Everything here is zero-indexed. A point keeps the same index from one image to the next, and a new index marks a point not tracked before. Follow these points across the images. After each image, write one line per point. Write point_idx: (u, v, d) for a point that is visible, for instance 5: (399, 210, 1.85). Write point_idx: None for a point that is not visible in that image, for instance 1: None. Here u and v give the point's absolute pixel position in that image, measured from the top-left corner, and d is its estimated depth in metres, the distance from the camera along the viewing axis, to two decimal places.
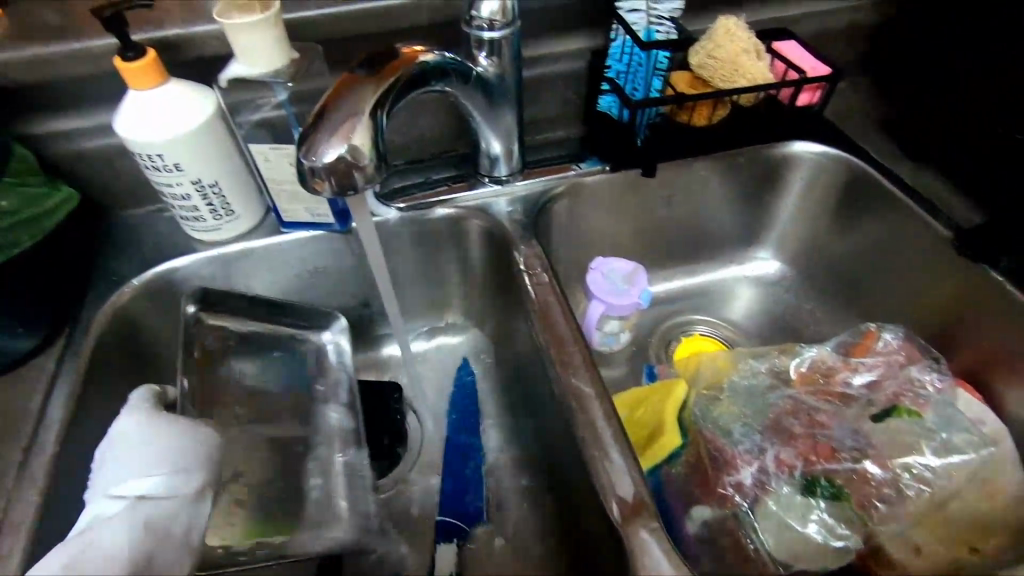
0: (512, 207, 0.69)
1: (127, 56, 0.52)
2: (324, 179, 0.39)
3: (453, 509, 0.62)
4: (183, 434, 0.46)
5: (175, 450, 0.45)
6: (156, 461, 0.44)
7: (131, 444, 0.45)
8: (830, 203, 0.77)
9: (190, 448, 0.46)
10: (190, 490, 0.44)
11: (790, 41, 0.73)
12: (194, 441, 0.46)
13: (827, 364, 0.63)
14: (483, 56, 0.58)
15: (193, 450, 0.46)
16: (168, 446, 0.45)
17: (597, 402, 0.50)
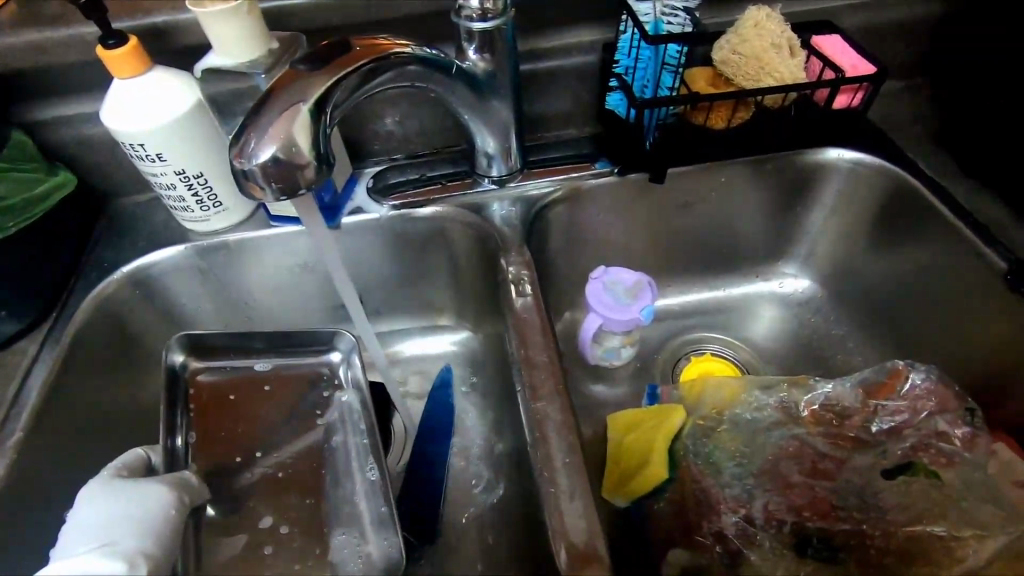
0: (508, 210, 0.65)
1: (108, 44, 0.51)
2: (262, 185, 0.37)
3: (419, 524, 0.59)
4: (131, 507, 0.46)
5: (121, 520, 0.44)
6: (97, 536, 0.43)
7: (81, 523, 0.44)
8: (868, 218, 0.69)
9: (138, 519, 0.45)
10: (123, 559, 0.41)
11: (832, 36, 0.65)
12: (140, 513, 0.45)
13: (843, 403, 0.55)
14: (473, 50, 0.54)
15: (140, 520, 0.45)
16: (110, 521, 0.44)
17: (563, 433, 0.46)
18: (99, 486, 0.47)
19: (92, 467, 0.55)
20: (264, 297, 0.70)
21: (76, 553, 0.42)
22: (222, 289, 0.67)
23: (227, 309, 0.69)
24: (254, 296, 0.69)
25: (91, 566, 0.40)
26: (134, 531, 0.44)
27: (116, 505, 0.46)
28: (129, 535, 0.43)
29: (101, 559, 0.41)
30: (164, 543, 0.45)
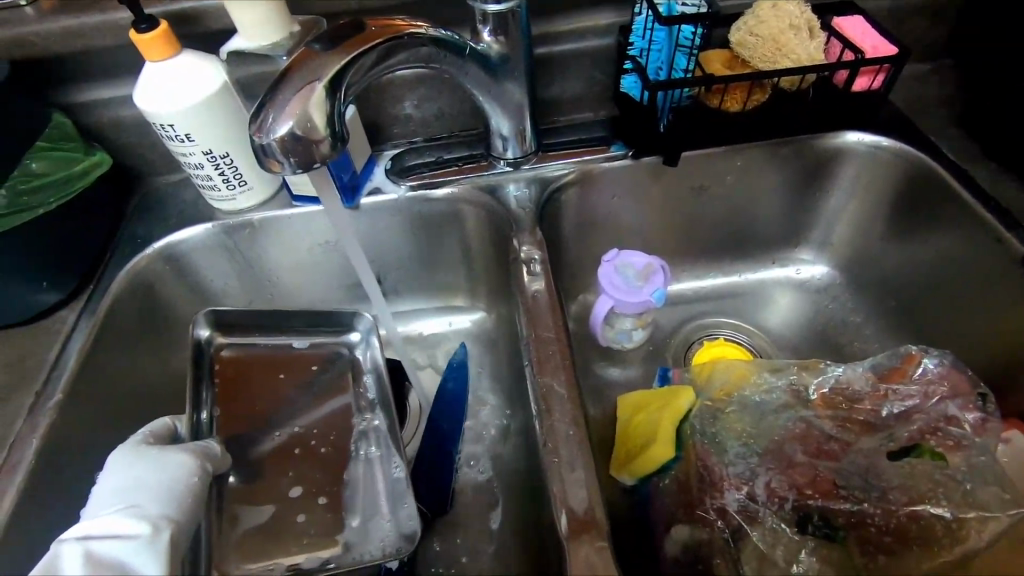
0: (521, 191, 0.67)
1: (140, 28, 0.54)
2: (281, 160, 0.39)
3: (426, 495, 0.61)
4: (152, 471, 0.47)
5: (143, 484, 0.46)
6: (122, 497, 0.45)
7: (109, 484, 0.47)
8: (888, 204, 0.68)
9: (159, 481, 0.47)
10: (146, 522, 0.44)
11: (854, 18, 0.63)
12: (160, 476, 0.47)
13: (852, 387, 0.56)
14: (487, 32, 0.55)
15: (161, 482, 0.47)
16: (133, 484, 0.46)
17: (568, 406, 0.47)
18: (128, 451, 0.49)
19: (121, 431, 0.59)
20: (287, 275, 0.72)
21: (104, 514, 0.44)
22: (247, 266, 0.70)
23: (251, 285, 0.72)
24: (278, 273, 0.72)
25: (115, 531, 0.43)
26: (156, 494, 0.46)
27: (140, 469, 0.47)
28: (150, 498, 0.45)
29: (126, 522, 0.43)
30: (188, 505, 0.47)
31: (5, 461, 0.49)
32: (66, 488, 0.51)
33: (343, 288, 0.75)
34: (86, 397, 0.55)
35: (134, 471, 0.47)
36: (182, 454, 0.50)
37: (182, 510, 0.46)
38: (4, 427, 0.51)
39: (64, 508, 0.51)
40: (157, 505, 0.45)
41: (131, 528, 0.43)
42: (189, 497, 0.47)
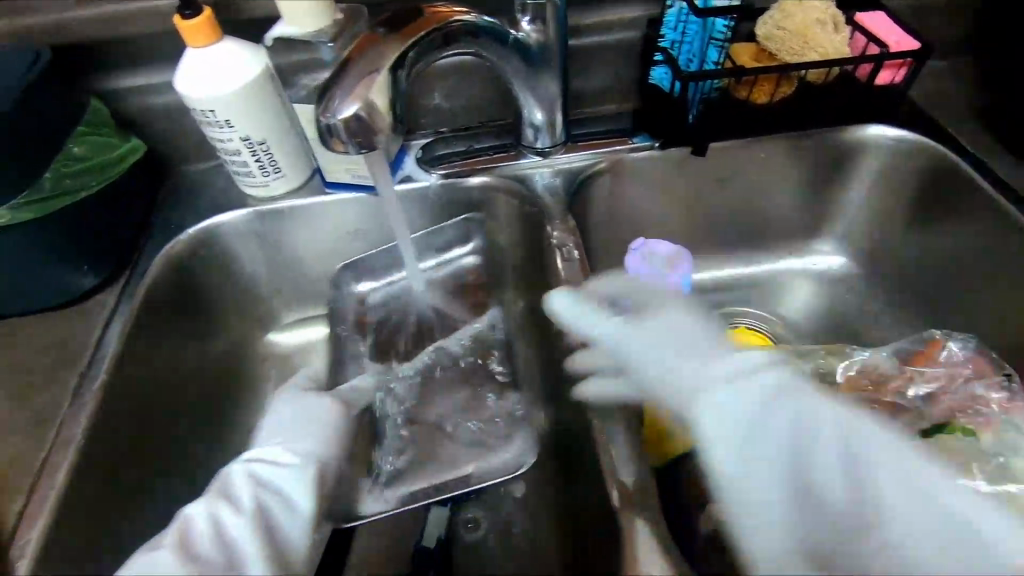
0: (551, 180, 0.68)
1: (185, 14, 0.55)
2: (344, 140, 0.40)
3: None
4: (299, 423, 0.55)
5: (289, 434, 0.54)
6: (281, 433, 0.54)
7: (273, 421, 0.56)
8: (907, 195, 0.70)
9: (301, 428, 0.54)
10: (299, 455, 0.52)
11: (875, 13, 0.65)
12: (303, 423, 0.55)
13: (880, 370, 0.58)
14: (526, 22, 0.56)
15: (305, 432, 0.54)
16: (286, 430, 0.55)
17: None
18: (288, 396, 0.59)
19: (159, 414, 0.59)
20: (316, 262, 0.73)
21: (268, 446, 0.53)
22: (278, 253, 0.71)
23: (281, 272, 0.73)
24: (308, 261, 0.73)
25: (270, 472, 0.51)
26: (307, 433, 0.54)
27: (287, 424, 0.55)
28: (299, 444, 0.53)
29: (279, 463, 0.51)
30: (337, 442, 0.55)
31: (57, 439, 0.50)
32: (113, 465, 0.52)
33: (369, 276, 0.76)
34: (129, 379, 0.56)
35: (291, 413, 0.56)
36: (328, 402, 0.58)
37: (331, 446, 0.54)
38: (52, 406, 0.52)
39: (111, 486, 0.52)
40: (310, 442, 0.53)
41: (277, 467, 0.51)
42: (337, 437, 0.55)
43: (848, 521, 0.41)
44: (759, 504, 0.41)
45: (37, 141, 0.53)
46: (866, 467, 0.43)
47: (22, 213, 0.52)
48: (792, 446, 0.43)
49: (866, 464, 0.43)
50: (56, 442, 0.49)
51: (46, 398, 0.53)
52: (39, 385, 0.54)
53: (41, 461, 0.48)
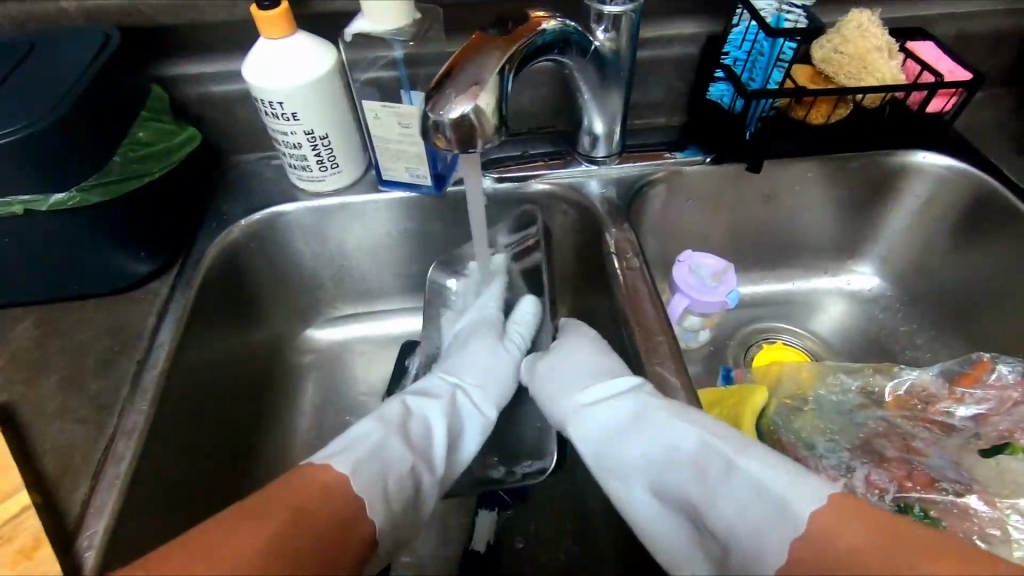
0: (605, 188, 0.68)
1: (262, 4, 0.55)
2: (448, 138, 0.40)
3: None
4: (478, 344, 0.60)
5: (475, 365, 0.58)
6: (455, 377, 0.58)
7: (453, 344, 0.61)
8: (949, 221, 0.71)
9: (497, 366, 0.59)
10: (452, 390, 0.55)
11: (926, 42, 0.67)
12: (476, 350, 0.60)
13: (928, 390, 0.59)
14: (601, 30, 0.57)
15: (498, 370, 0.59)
16: (493, 372, 0.58)
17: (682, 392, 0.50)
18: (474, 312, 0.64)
19: (209, 405, 0.59)
20: (362, 260, 0.73)
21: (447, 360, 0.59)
22: (325, 248, 0.71)
23: (326, 268, 0.72)
24: (353, 258, 0.72)
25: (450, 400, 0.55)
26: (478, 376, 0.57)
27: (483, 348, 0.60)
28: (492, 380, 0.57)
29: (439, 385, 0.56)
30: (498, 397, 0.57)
31: (118, 427, 0.49)
32: (170, 456, 0.52)
33: (412, 276, 0.75)
34: (184, 369, 0.55)
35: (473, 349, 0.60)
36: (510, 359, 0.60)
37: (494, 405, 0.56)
38: (110, 394, 0.51)
39: (167, 476, 0.51)
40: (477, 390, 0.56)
41: (475, 405, 0.55)
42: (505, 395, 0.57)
43: (741, 545, 0.38)
44: (670, 535, 0.43)
45: (108, 125, 0.52)
46: (699, 477, 0.40)
47: (91, 195, 0.51)
48: (665, 469, 0.43)
49: (687, 467, 0.41)
50: (118, 430, 0.48)
51: (103, 385, 0.52)
52: (95, 372, 0.53)
53: (103, 450, 0.47)
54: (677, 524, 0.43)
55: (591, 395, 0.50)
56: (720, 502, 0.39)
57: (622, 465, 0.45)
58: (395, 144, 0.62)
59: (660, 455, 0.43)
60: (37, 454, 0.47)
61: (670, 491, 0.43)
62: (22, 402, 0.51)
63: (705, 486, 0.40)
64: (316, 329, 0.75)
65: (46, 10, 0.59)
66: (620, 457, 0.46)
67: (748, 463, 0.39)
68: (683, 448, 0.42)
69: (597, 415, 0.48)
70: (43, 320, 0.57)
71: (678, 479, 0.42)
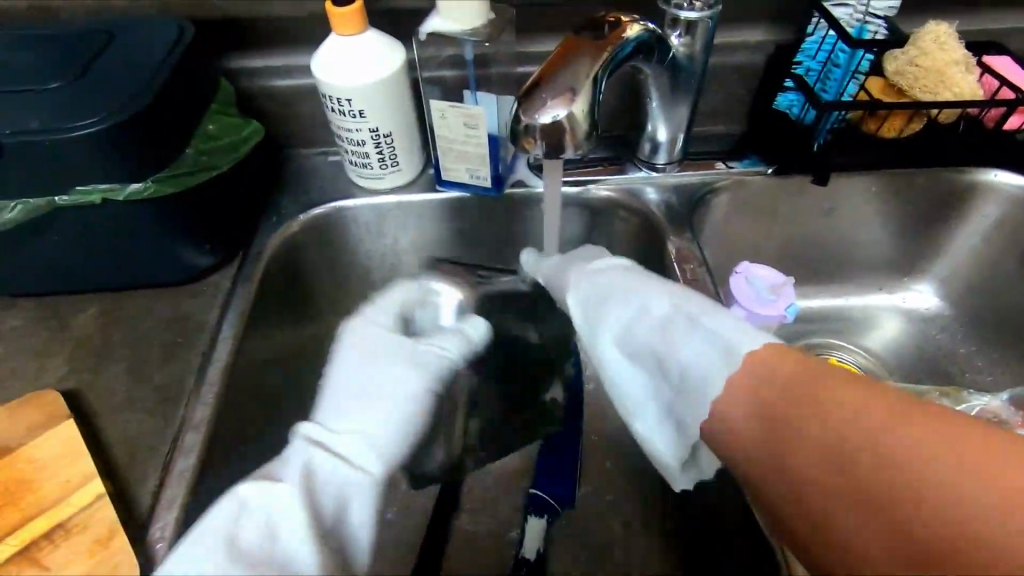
0: (664, 196, 0.67)
1: (339, 2, 0.55)
2: (535, 141, 0.40)
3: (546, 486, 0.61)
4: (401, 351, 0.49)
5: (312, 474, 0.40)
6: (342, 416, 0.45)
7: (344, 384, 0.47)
8: (1018, 240, 0.69)
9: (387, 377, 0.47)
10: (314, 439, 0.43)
11: (1003, 56, 0.65)
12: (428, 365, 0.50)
13: (999, 416, 0.57)
14: (675, 36, 0.56)
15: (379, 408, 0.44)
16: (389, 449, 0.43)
17: None
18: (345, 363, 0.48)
19: (265, 399, 0.59)
20: (414, 259, 0.72)
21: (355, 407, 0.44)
22: (378, 246, 0.70)
23: (378, 266, 0.72)
24: (405, 256, 0.72)
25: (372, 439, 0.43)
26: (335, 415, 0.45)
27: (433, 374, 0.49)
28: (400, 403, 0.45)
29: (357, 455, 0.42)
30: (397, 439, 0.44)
31: (185, 419, 0.49)
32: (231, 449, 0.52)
33: None
34: (243, 363, 0.56)
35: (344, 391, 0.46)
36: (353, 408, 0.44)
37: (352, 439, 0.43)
38: (176, 385, 0.52)
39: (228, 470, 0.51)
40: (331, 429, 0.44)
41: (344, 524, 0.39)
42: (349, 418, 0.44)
43: (693, 389, 0.45)
44: (640, 395, 0.48)
45: (184, 117, 0.53)
46: (665, 347, 0.48)
47: (166, 186, 0.52)
48: (641, 342, 0.49)
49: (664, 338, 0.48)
50: (184, 422, 0.49)
51: (169, 376, 0.53)
52: (160, 363, 0.54)
53: (171, 441, 0.48)
54: (639, 388, 0.49)
55: (590, 286, 0.53)
56: (689, 365, 0.46)
57: (612, 347, 0.50)
58: (458, 145, 0.62)
59: (642, 327, 0.50)
60: (107, 442, 0.48)
61: (640, 351, 0.50)
62: (90, 389, 0.52)
63: (677, 355, 0.46)
64: None
65: (121, 3, 0.60)
66: (611, 324, 0.51)
67: (712, 321, 0.46)
68: (665, 334, 0.48)
69: (606, 298, 0.52)
70: (107, 308, 0.58)
71: (666, 344, 0.48)
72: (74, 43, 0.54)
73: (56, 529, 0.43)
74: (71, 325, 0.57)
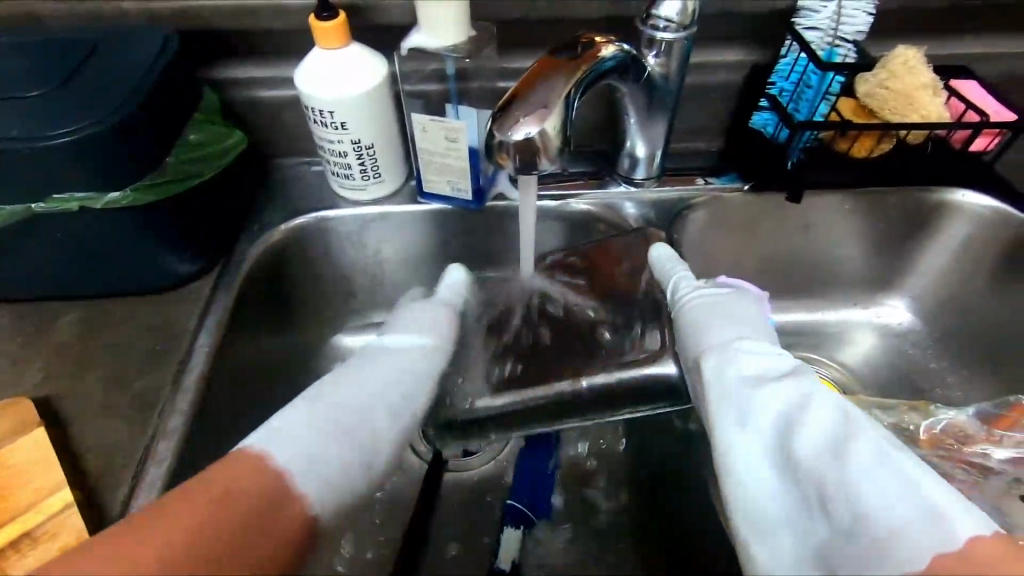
0: (643, 210, 0.69)
1: (322, 16, 0.55)
2: (509, 156, 0.41)
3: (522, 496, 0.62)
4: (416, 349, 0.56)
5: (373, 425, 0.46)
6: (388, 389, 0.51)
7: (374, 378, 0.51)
8: (988, 259, 0.71)
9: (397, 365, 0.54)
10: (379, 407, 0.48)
11: (971, 80, 0.67)
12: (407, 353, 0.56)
13: (964, 430, 0.58)
14: (652, 56, 0.57)
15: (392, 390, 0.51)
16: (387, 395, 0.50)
17: None
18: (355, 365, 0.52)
19: (242, 407, 0.59)
20: (396, 269, 0.73)
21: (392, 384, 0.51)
22: (361, 256, 0.71)
23: (361, 275, 0.72)
24: (388, 266, 0.73)
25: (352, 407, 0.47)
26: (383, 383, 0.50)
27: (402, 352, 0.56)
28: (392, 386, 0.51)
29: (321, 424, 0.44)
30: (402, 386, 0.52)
31: (159, 426, 0.50)
32: (206, 458, 0.52)
33: None
34: (219, 372, 0.56)
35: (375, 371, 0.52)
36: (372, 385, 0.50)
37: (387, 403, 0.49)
38: (152, 392, 0.52)
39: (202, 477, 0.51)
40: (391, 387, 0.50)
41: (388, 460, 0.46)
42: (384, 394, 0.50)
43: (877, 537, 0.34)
44: (759, 491, 0.40)
45: (167, 128, 0.53)
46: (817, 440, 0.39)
47: (145, 195, 0.52)
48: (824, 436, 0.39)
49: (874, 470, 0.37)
50: (158, 430, 0.49)
51: (145, 383, 0.53)
52: (137, 370, 0.54)
53: (145, 449, 0.48)
54: (767, 465, 0.40)
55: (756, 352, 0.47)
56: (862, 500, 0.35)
57: (748, 400, 0.43)
58: (440, 158, 0.63)
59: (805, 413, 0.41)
60: (81, 450, 0.48)
61: (806, 473, 0.38)
62: (66, 396, 0.52)
63: (844, 474, 0.36)
64: (345, 335, 0.75)
65: (107, 11, 0.60)
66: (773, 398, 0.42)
67: (908, 462, 0.37)
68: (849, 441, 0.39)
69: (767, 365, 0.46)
70: (86, 314, 0.58)
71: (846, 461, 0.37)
72: (58, 51, 0.54)
73: (23, 538, 0.42)
74: (48, 330, 0.57)
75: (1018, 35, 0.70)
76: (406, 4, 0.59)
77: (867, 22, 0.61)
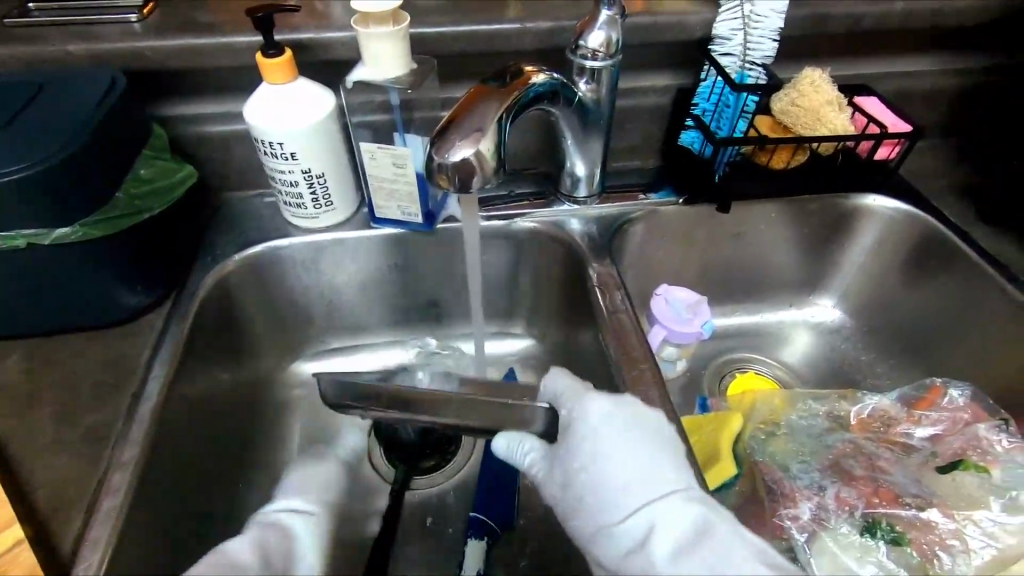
0: (587, 226, 0.72)
1: (268, 53, 0.58)
2: (449, 176, 0.44)
3: (485, 509, 0.64)
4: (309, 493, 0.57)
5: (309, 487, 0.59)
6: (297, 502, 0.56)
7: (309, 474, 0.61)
8: (900, 256, 0.77)
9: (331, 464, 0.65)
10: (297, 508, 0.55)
11: (871, 97, 0.74)
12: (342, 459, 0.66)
13: (889, 413, 0.63)
14: (583, 82, 0.62)
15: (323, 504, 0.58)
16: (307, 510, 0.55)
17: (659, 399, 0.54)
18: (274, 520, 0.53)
19: (196, 437, 0.59)
20: (353, 294, 0.75)
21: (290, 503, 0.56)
22: (318, 284, 0.73)
23: (317, 302, 0.74)
24: (343, 292, 0.74)
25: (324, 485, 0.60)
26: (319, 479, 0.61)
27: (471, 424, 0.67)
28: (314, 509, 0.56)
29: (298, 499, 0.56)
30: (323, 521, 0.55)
31: (113, 458, 0.50)
32: (165, 485, 0.53)
33: (403, 310, 0.77)
34: (177, 404, 0.56)
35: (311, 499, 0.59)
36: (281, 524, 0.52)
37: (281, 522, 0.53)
38: (104, 427, 0.52)
39: (159, 510, 0.52)
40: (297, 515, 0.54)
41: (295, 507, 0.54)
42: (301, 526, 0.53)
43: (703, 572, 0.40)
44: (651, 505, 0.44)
45: (113, 164, 0.54)
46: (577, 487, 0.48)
47: (94, 230, 0.53)
48: (642, 466, 0.46)
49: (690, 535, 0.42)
50: (113, 462, 0.49)
51: (97, 418, 0.52)
52: (89, 404, 0.54)
53: (100, 480, 0.48)
54: (666, 518, 0.43)
55: (597, 415, 0.50)
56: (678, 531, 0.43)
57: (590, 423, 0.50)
58: (389, 184, 0.66)
59: (654, 446, 0.48)
60: (32, 489, 0.47)
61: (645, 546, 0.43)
62: (15, 435, 0.51)
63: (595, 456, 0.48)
64: (303, 362, 0.76)
65: (50, 52, 0.61)
66: (616, 479, 0.46)
67: (608, 434, 0.48)
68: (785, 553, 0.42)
69: (594, 433, 0.49)
70: (35, 351, 0.58)
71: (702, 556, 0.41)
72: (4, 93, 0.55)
73: None
74: None
75: (912, 55, 0.78)
76: (351, 41, 0.62)
77: (773, 47, 0.67)
